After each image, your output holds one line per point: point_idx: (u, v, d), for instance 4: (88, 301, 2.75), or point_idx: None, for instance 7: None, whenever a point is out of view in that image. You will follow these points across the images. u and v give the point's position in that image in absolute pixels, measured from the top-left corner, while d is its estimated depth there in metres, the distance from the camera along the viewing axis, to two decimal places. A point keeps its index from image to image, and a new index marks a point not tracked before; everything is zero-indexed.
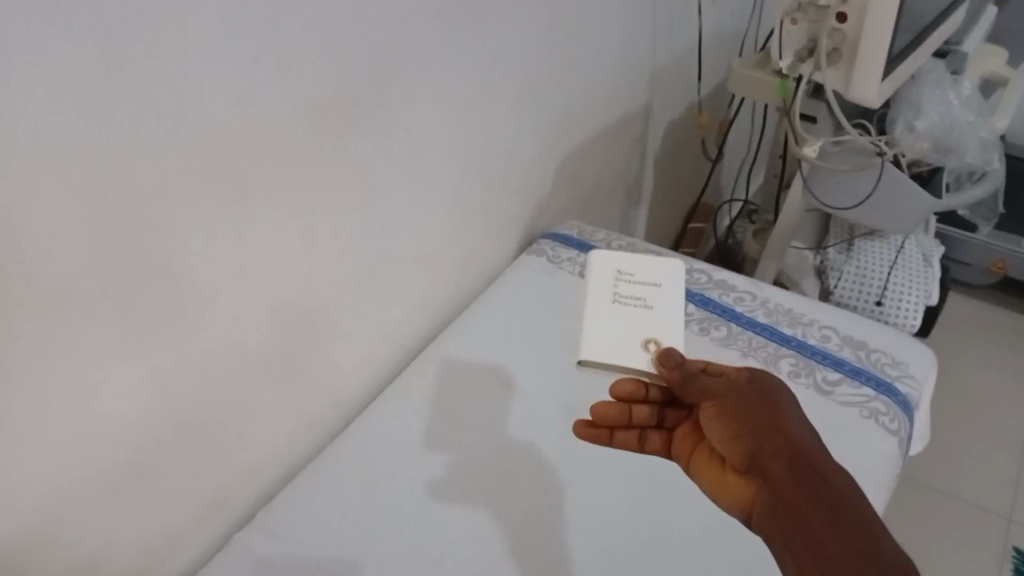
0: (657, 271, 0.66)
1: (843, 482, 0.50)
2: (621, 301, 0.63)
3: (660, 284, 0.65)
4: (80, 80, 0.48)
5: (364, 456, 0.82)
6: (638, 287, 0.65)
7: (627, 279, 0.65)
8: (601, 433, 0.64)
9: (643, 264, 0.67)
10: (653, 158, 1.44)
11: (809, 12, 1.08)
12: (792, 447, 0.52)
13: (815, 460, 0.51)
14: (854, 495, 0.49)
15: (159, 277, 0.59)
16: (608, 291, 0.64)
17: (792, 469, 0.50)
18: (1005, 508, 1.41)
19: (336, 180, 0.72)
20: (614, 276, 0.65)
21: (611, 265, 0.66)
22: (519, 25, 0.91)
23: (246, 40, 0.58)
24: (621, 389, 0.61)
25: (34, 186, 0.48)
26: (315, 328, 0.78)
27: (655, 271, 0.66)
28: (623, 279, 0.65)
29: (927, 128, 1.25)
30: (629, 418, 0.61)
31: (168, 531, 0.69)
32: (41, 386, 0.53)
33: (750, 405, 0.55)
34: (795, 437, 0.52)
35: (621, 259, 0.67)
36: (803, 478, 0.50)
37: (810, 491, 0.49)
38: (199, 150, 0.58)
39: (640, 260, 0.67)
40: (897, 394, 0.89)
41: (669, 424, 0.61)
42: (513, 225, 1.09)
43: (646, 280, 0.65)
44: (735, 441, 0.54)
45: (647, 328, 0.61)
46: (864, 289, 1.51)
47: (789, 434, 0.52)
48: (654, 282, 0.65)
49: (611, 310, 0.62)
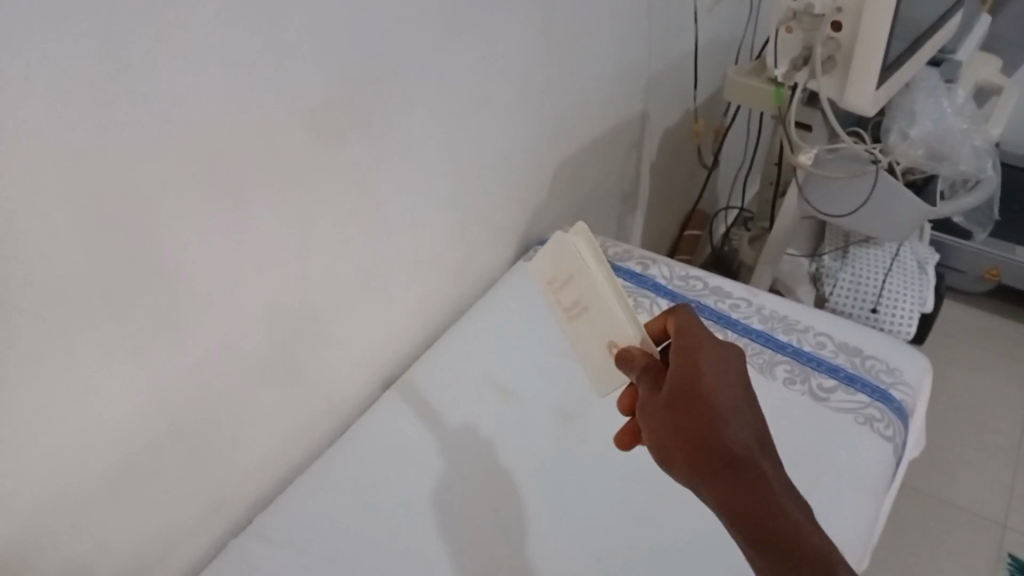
0: (567, 263, 0.65)
1: (771, 491, 0.50)
2: (573, 319, 0.66)
3: (577, 270, 0.65)
4: (80, 84, 0.49)
5: (360, 461, 0.82)
6: (568, 287, 0.66)
7: (558, 283, 0.66)
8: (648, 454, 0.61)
9: (548, 257, 0.66)
10: (649, 165, 1.45)
11: (803, 21, 1.07)
12: (713, 464, 0.51)
13: (739, 473, 0.51)
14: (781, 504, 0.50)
15: (157, 281, 0.59)
16: (559, 314, 0.67)
17: (718, 493, 0.51)
18: (1001, 514, 1.41)
19: (334, 184, 0.73)
20: (549, 293, 0.67)
21: (541, 276, 0.67)
22: (516, 31, 0.91)
23: (245, 47, 0.58)
24: (625, 404, 0.61)
25: (33, 191, 0.48)
26: (312, 333, 0.78)
27: (565, 263, 0.65)
28: (556, 287, 0.66)
29: (920, 135, 1.26)
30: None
31: (166, 535, 0.70)
32: (38, 389, 0.53)
33: (669, 419, 0.53)
34: (717, 447, 0.51)
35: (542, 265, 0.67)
36: (730, 500, 0.50)
37: (739, 517, 0.50)
38: (198, 154, 0.58)
39: (548, 246, 0.66)
40: (892, 400, 0.89)
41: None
42: (511, 231, 1.09)
43: (566, 270, 0.65)
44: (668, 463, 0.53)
45: (601, 331, 0.64)
46: (859, 296, 1.51)
47: (710, 447, 0.51)
48: (573, 270, 0.65)
49: (576, 335, 0.66)
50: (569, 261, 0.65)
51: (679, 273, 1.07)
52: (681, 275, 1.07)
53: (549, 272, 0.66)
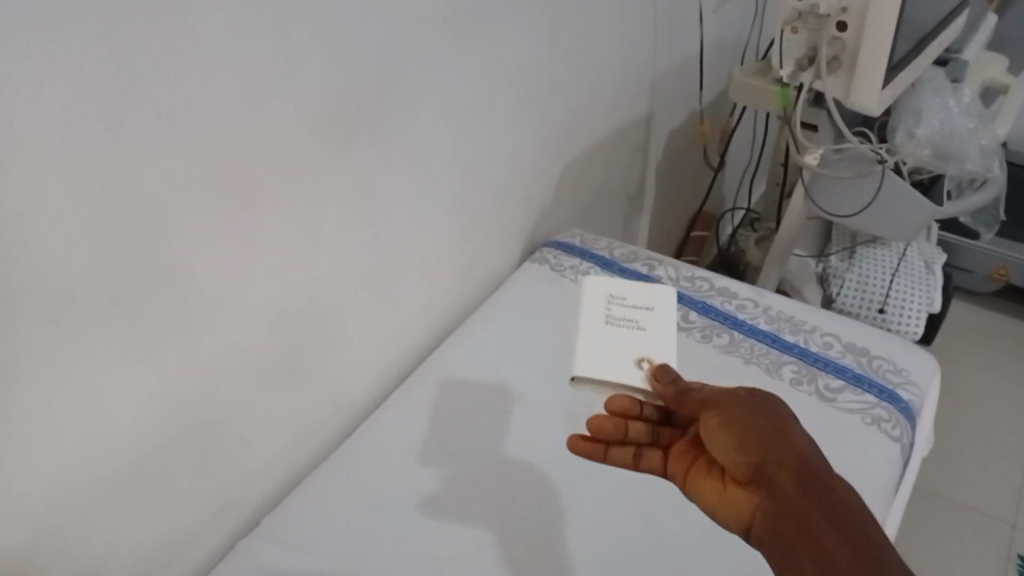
0: (652, 297, 0.67)
1: (850, 496, 0.50)
2: (615, 323, 0.64)
3: (655, 308, 0.66)
4: (91, 89, 0.49)
5: (367, 463, 0.82)
6: (633, 310, 0.66)
7: (622, 302, 0.66)
8: (595, 449, 0.61)
9: (639, 287, 0.68)
10: (655, 167, 1.45)
11: (809, 21, 1.07)
12: (795, 456, 0.52)
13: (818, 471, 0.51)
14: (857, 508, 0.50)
15: (165, 285, 0.59)
16: (600, 313, 0.65)
17: (795, 479, 0.51)
18: (1010, 514, 1.41)
19: (341, 187, 0.73)
20: (608, 300, 0.66)
21: (607, 289, 0.68)
22: (521, 34, 0.92)
23: (253, 53, 0.59)
24: (617, 404, 0.60)
25: (42, 194, 0.49)
26: (321, 335, 0.78)
27: (651, 296, 0.67)
28: (617, 302, 0.66)
29: (927, 135, 1.24)
30: (625, 434, 0.60)
31: (175, 537, 0.70)
32: (49, 392, 0.54)
33: (752, 414, 0.55)
34: (798, 446, 0.53)
35: (616, 287, 0.68)
36: (809, 490, 0.50)
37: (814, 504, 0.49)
38: (206, 158, 0.58)
39: (638, 285, 0.69)
40: (899, 401, 0.89)
41: (664, 443, 0.61)
42: (517, 233, 1.10)
43: (642, 303, 0.67)
44: (740, 450, 0.53)
45: (643, 348, 0.62)
46: (866, 296, 1.51)
47: (793, 444, 0.53)
48: (650, 305, 0.66)
49: (603, 331, 0.63)
50: (657, 296, 0.67)
51: (686, 274, 1.08)
52: (687, 276, 1.07)
53: (621, 294, 0.68)
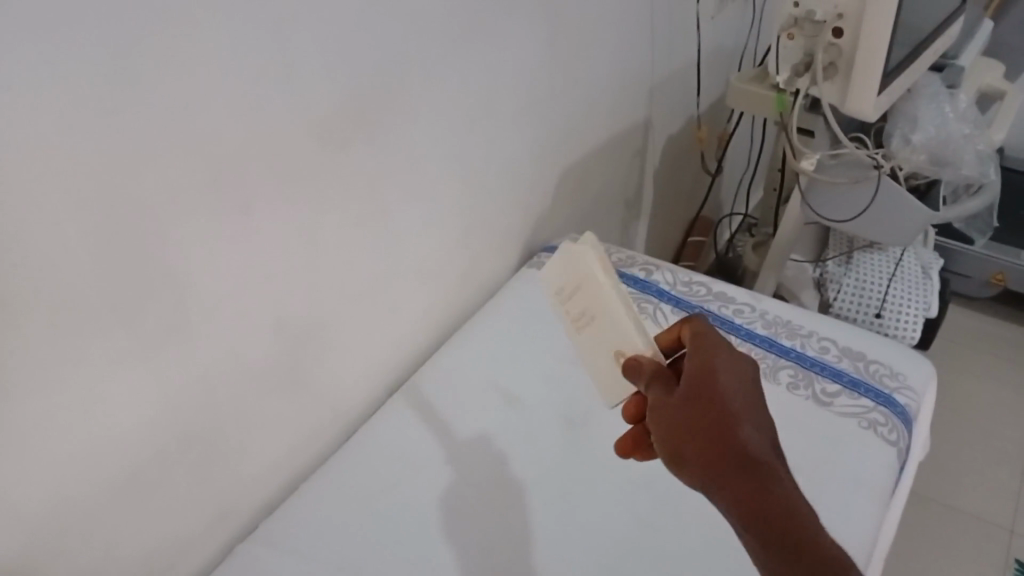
0: (576, 269, 0.66)
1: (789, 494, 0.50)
2: (578, 330, 0.66)
3: (583, 281, 0.65)
4: (90, 95, 0.49)
5: (365, 468, 0.83)
6: (574, 297, 0.66)
7: (565, 295, 0.67)
8: (645, 454, 0.63)
9: (559, 266, 0.67)
10: (653, 172, 1.46)
11: (805, 27, 1.08)
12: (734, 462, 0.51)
13: (760, 473, 0.50)
14: (799, 506, 0.50)
15: (164, 291, 0.60)
16: (568, 327, 0.67)
17: (736, 493, 0.50)
18: (1008, 520, 1.41)
19: (340, 192, 0.73)
20: (559, 301, 0.67)
21: (549, 284, 0.68)
22: (520, 40, 0.92)
23: (252, 58, 0.59)
24: (627, 413, 0.62)
25: (41, 200, 0.49)
26: (319, 341, 0.79)
27: (575, 267, 0.66)
28: (563, 299, 0.67)
29: (923, 141, 1.25)
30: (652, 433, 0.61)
31: (174, 542, 0.70)
32: (47, 398, 0.54)
33: (684, 417, 0.52)
34: (737, 446, 0.51)
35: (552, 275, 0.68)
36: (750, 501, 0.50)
37: (758, 521, 0.50)
38: (205, 165, 0.59)
39: (556, 258, 0.67)
40: (895, 405, 0.89)
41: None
42: (515, 239, 1.10)
43: (573, 282, 0.66)
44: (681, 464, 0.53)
45: (611, 342, 0.64)
46: (863, 300, 1.51)
47: (731, 445, 0.51)
48: (579, 281, 0.65)
49: (579, 345, 0.66)
50: (578, 267, 0.65)
51: (683, 278, 1.08)
52: (684, 280, 1.07)
53: (558, 280, 0.67)
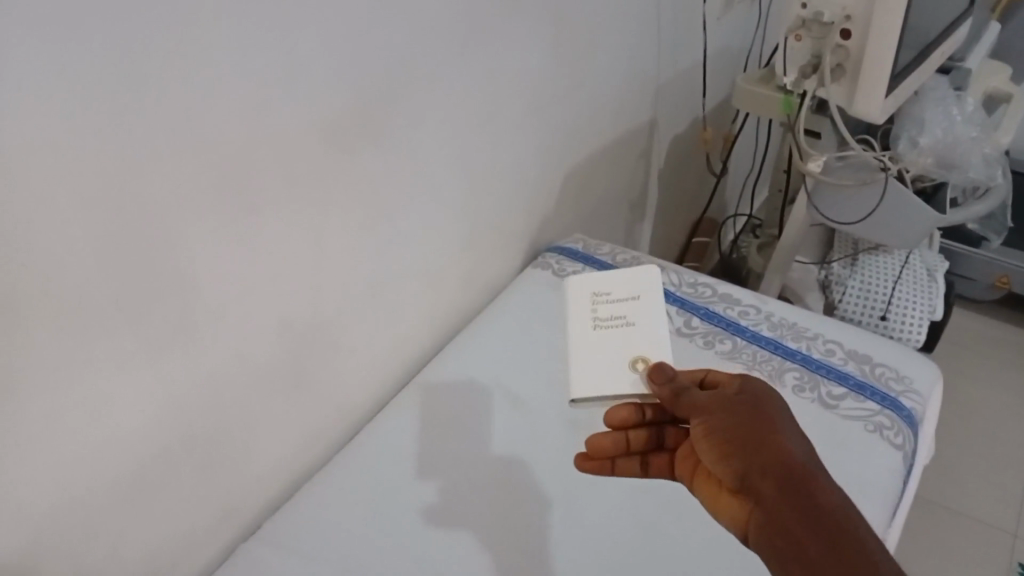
0: (634, 284, 0.66)
1: (839, 500, 0.48)
2: (603, 327, 0.64)
3: (639, 296, 0.65)
4: (96, 95, 0.49)
5: (369, 467, 0.83)
6: (619, 306, 0.65)
7: (607, 300, 0.66)
8: (603, 464, 0.65)
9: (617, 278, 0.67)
10: (657, 174, 1.45)
11: (812, 29, 1.08)
12: (784, 459, 0.50)
13: (811, 477, 0.50)
14: (854, 519, 0.48)
15: (171, 292, 0.60)
16: (587, 320, 0.65)
17: (786, 487, 0.49)
18: (1013, 524, 1.40)
19: (345, 192, 0.73)
20: (591, 300, 0.66)
21: (590, 286, 0.67)
22: (526, 40, 0.92)
23: (258, 59, 0.59)
24: (617, 417, 0.61)
25: (49, 200, 0.49)
26: (324, 341, 0.78)
27: (632, 282, 0.66)
28: (600, 300, 0.66)
29: (930, 144, 1.24)
30: (626, 446, 0.63)
31: (178, 543, 0.70)
32: (55, 398, 0.54)
33: (739, 418, 0.54)
34: (790, 449, 0.51)
35: (596, 281, 0.67)
36: (796, 496, 0.49)
37: (804, 515, 0.48)
38: (212, 166, 0.59)
39: (619, 272, 0.68)
40: (901, 408, 0.89)
41: (670, 445, 0.63)
42: (520, 240, 1.10)
43: (623, 294, 0.66)
44: (724, 461, 0.53)
45: (634, 347, 0.62)
46: (869, 302, 1.51)
47: (782, 446, 0.51)
48: (634, 296, 0.65)
49: (592, 336, 0.63)
50: (639, 285, 0.66)
51: (688, 279, 1.08)
52: (689, 280, 1.07)
53: (603, 288, 0.67)
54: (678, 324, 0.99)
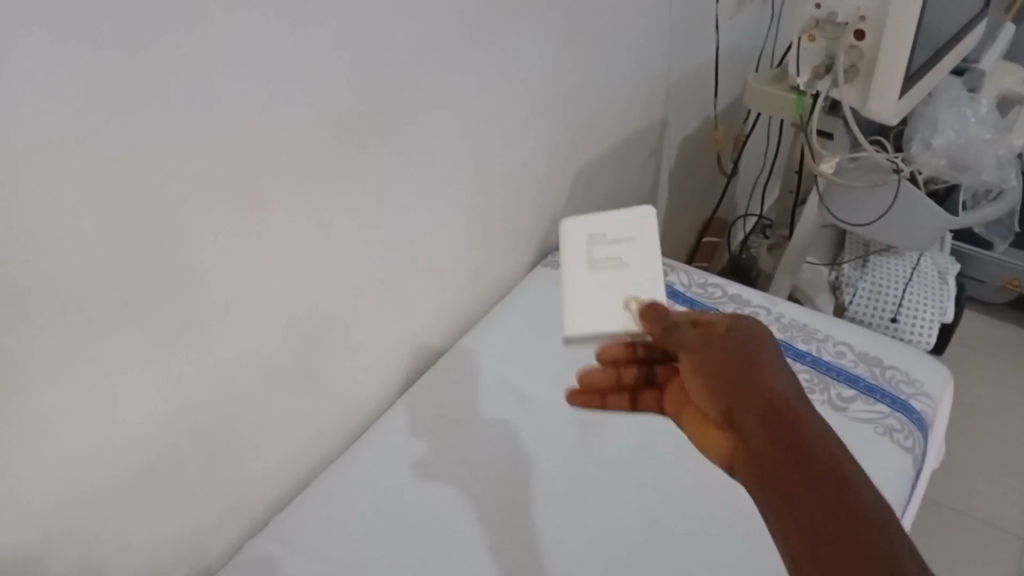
0: (626, 225, 0.66)
1: (834, 451, 0.45)
2: (598, 268, 0.63)
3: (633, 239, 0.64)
4: (107, 91, 0.49)
5: (376, 464, 0.83)
6: (614, 247, 0.64)
7: (601, 241, 0.65)
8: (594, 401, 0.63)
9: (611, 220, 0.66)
10: (668, 173, 1.45)
11: (826, 29, 1.07)
12: (776, 405, 0.46)
13: (803, 424, 0.46)
14: (849, 471, 0.44)
15: (180, 287, 0.60)
16: (582, 261, 0.64)
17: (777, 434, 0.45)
18: (1022, 528, 1.40)
19: (355, 188, 0.73)
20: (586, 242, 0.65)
21: (585, 228, 0.66)
22: (537, 38, 0.92)
23: (268, 55, 0.59)
24: (609, 354, 0.61)
25: (60, 195, 0.49)
26: (332, 337, 0.78)
27: (626, 224, 0.66)
28: (596, 241, 0.65)
29: (943, 145, 1.23)
30: (618, 380, 0.61)
31: (184, 537, 0.70)
32: (64, 393, 0.54)
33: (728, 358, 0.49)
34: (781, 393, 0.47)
35: (591, 224, 0.67)
36: (786, 445, 0.45)
37: (795, 465, 0.44)
38: (222, 162, 0.59)
39: (613, 215, 0.67)
40: (911, 411, 0.88)
41: (660, 381, 0.60)
42: (529, 238, 1.10)
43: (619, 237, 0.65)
44: (713, 401, 0.49)
45: (628, 286, 0.61)
46: (879, 306, 1.50)
47: (772, 389, 0.47)
48: (628, 237, 0.65)
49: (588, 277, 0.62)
50: (633, 226, 0.65)
51: (698, 279, 1.07)
52: (699, 281, 1.07)
53: (599, 230, 0.66)
54: None
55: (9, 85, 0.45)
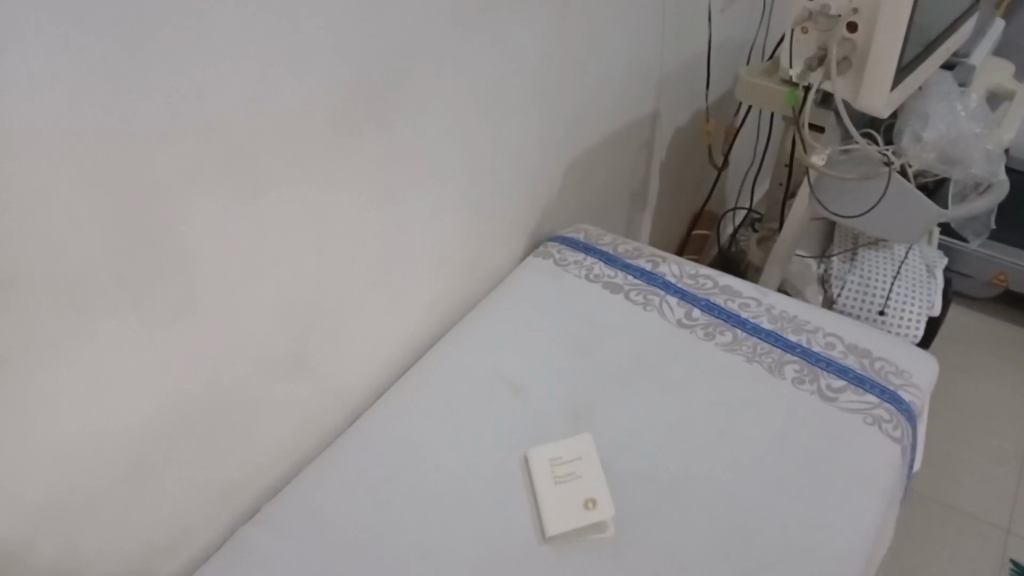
0: (574, 448, 0.82)
1: None
2: (561, 482, 0.78)
3: (582, 458, 0.81)
4: (102, 76, 0.49)
5: (368, 452, 0.82)
6: (569, 464, 0.80)
7: (559, 461, 0.80)
8: None
9: (563, 448, 0.82)
10: (659, 165, 1.45)
11: (819, 21, 1.08)
12: None
13: None
14: None
15: (175, 273, 0.60)
16: (548, 476, 0.79)
17: None
18: (1004, 520, 1.41)
19: (349, 174, 0.73)
20: (551, 466, 0.80)
21: (547, 455, 0.81)
22: (531, 26, 0.91)
23: (263, 39, 0.59)
24: None
25: (55, 177, 0.49)
26: (326, 324, 0.78)
27: (576, 451, 0.82)
28: (558, 464, 0.80)
29: (933, 138, 1.24)
30: None
31: (175, 526, 0.70)
32: (56, 375, 0.54)
33: None
34: None
35: (553, 449, 0.82)
36: None
37: None
38: (218, 146, 0.59)
39: (562, 441, 0.83)
40: (900, 402, 0.89)
41: None
42: (522, 227, 1.10)
43: (572, 458, 0.81)
44: None
45: (586, 491, 0.78)
46: (867, 299, 1.51)
47: None
48: (577, 456, 0.81)
49: (556, 489, 0.78)
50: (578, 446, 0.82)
51: (690, 269, 1.07)
52: (690, 271, 1.07)
53: (558, 454, 0.81)
54: (679, 316, 0.99)
55: (6, 67, 0.44)
